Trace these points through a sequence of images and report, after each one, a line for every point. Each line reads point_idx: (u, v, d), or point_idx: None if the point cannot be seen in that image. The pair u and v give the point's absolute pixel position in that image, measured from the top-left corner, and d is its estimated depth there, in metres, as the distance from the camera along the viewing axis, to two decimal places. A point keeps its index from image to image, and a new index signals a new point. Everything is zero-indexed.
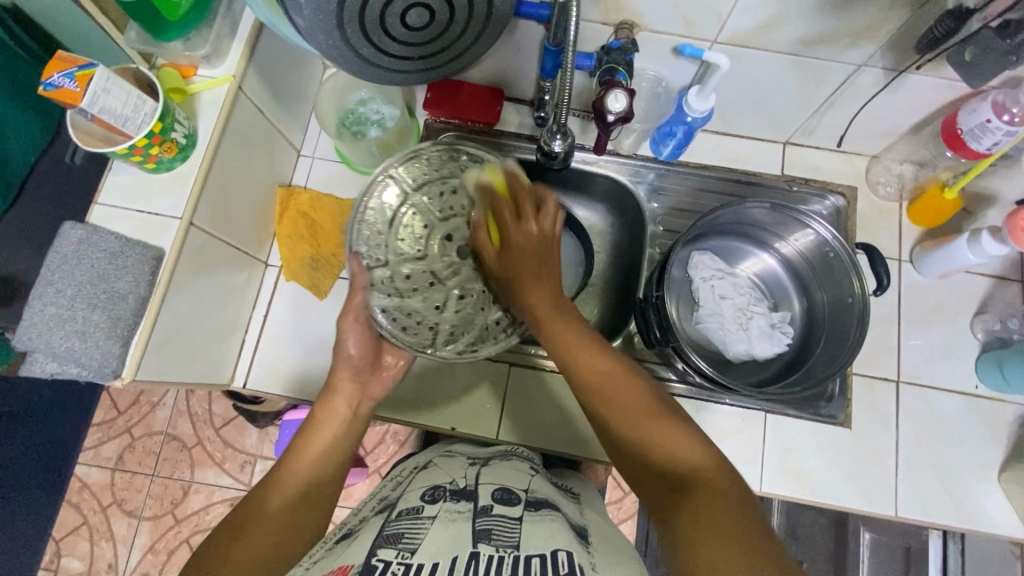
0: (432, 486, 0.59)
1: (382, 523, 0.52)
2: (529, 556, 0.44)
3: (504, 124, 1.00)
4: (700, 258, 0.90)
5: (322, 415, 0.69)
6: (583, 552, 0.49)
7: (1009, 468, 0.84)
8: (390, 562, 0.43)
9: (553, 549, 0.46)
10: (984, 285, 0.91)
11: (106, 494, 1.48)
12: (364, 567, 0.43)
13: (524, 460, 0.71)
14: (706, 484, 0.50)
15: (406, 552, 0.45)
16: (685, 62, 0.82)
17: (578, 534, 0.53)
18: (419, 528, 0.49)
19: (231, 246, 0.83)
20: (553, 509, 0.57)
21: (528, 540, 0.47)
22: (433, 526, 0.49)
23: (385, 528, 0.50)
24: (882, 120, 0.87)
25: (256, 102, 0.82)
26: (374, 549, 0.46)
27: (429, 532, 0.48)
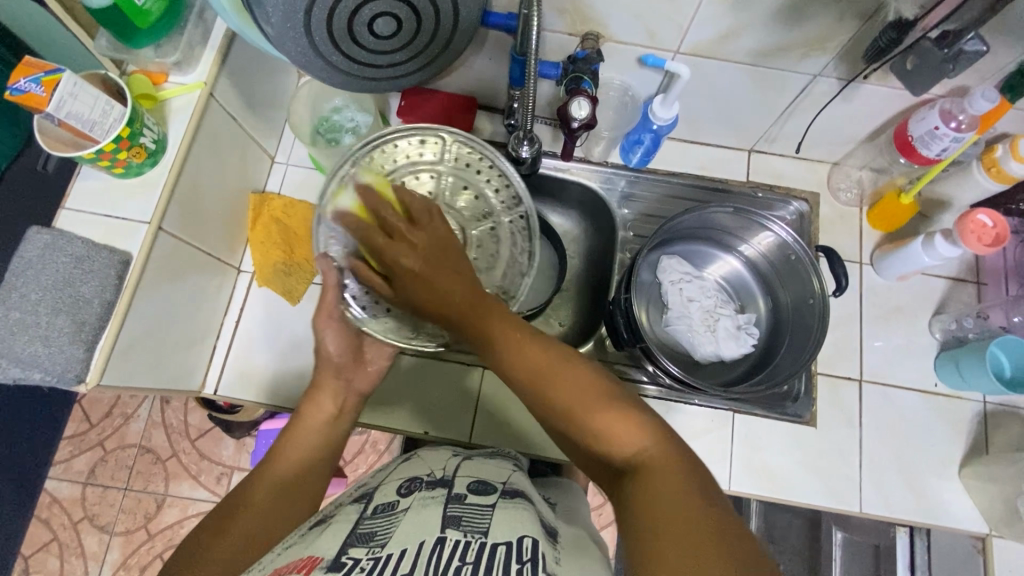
0: (410, 478, 0.59)
1: (355, 518, 0.51)
2: (496, 543, 0.44)
3: (477, 132, 1.02)
4: (669, 262, 0.92)
5: (305, 416, 0.70)
6: (551, 546, 0.49)
7: (968, 463, 0.86)
8: (360, 558, 0.42)
9: (519, 536, 0.46)
10: (941, 286, 0.94)
11: (77, 509, 1.44)
12: (332, 563, 0.42)
13: (505, 458, 0.71)
14: (654, 471, 0.49)
15: (377, 548, 0.44)
16: (649, 72, 0.85)
17: (548, 529, 0.53)
18: (391, 523, 0.49)
19: (202, 252, 0.83)
20: (526, 500, 0.57)
21: (498, 528, 0.47)
22: (405, 518, 0.49)
23: (358, 524, 0.50)
24: (839, 129, 0.91)
25: (228, 108, 0.83)
26: (345, 546, 0.45)
27: (400, 523, 0.48)
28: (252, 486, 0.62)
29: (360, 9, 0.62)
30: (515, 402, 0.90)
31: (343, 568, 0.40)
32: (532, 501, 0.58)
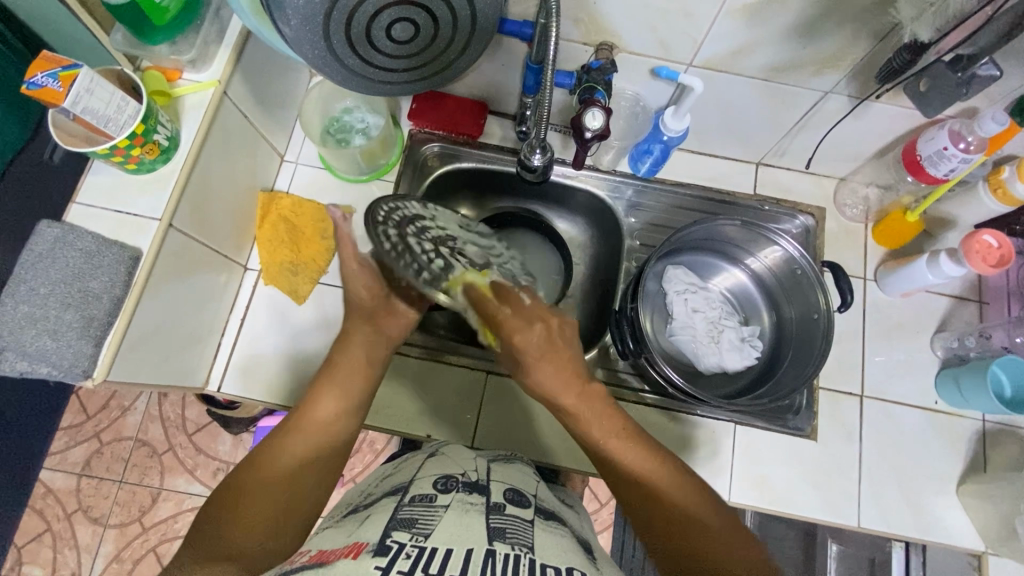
0: (445, 475, 0.60)
1: (395, 506, 0.53)
2: (544, 564, 0.47)
3: (487, 137, 1.02)
4: (675, 272, 0.93)
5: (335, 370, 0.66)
6: (595, 570, 0.52)
7: (966, 481, 0.87)
8: (404, 543, 0.45)
9: (567, 567, 0.48)
10: (943, 305, 0.95)
11: (71, 500, 1.44)
12: (378, 547, 0.45)
13: (522, 463, 0.72)
14: None
15: (419, 535, 0.47)
16: (662, 84, 0.85)
17: (581, 546, 0.56)
18: (432, 515, 0.51)
19: (210, 249, 0.83)
20: (559, 521, 0.59)
21: (541, 550, 0.50)
22: (446, 515, 0.51)
23: (398, 511, 0.52)
24: (848, 145, 0.91)
25: (241, 106, 0.83)
26: (388, 529, 0.48)
27: (442, 519, 0.50)
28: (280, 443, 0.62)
29: (378, 13, 0.63)
30: (517, 407, 0.90)
31: (390, 552, 0.43)
32: (566, 524, 0.60)
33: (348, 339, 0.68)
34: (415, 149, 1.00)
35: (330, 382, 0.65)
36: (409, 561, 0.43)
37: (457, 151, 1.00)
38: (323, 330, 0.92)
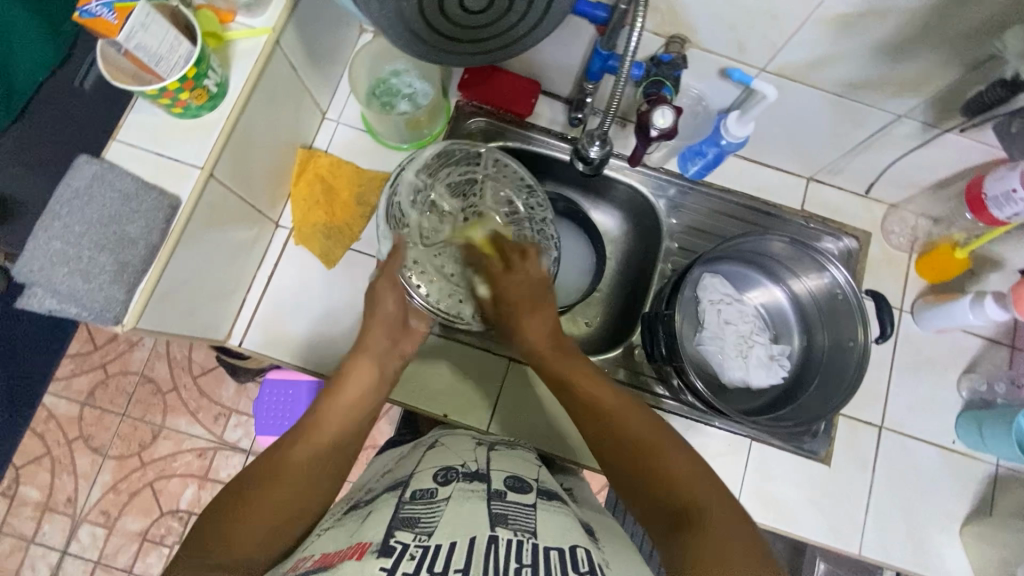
0: (445, 466, 0.60)
1: (396, 502, 0.54)
2: (547, 548, 0.47)
3: (535, 118, 0.99)
4: (711, 281, 0.91)
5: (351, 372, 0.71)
6: (598, 548, 0.51)
7: (971, 522, 0.88)
8: (408, 544, 0.45)
9: (570, 545, 0.48)
10: (975, 345, 0.94)
11: (73, 428, 1.45)
12: (382, 547, 0.45)
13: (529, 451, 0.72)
14: (706, 520, 0.53)
15: (423, 535, 0.47)
16: (729, 85, 0.81)
17: (585, 528, 0.56)
18: (434, 511, 0.51)
19: (246, 202, 0.81)
20: (562, 503, 0.59)
21: (544, 532, 0.50)
22: (447, 508, 0.51)
23: (399, 508, 0.52)
24: (908, 172, 0.89)
25: (291, 58, 0.79)
26: (391, 530, 0.48)
27: (444, 513, 0.50)
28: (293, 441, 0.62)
29: None
30: (536, 396, 0.90)
31: (394, 555, 0.44)
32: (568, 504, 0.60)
33: (365, 342, 0.74)
34: (460, 122, 0.96)
35: (342, 387, 0.69)
36: (413, 563, 0.43)
37: (503, 129, 0.97)
38: (350, 297, 0.91)
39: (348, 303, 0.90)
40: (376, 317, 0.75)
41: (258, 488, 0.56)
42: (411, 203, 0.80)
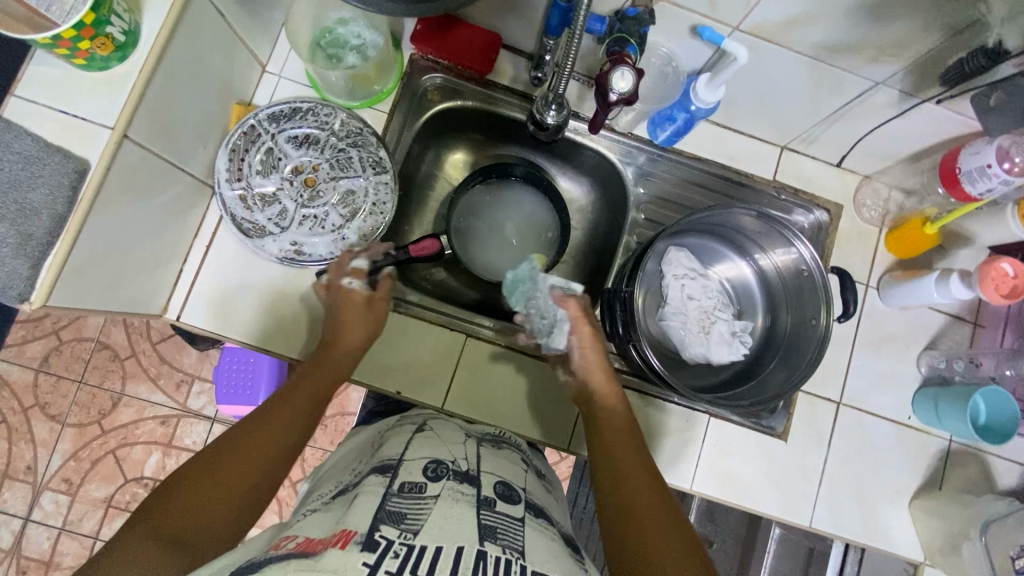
0: (435, 459, 0.58)
1: (383, 493, 0.50)
2: (535, 572, 0.44)
3: (497, 75, 0.92)
4: (676, 255, 0.88)
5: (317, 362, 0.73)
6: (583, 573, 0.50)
7: (921, 496, 0.89)
8: (392, 541, 0.43)
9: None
10: (939, 322, 0.93)
11: (29, 395, 1.41)
12: (366, 540, 0.43)
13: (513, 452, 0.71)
14: None
15: (408, 533, 0.45)
16: (700, 44, 0.75)
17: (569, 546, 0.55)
18: (422, 508, 0.48)
19: (172, 165, 0.74)
20: (547, 520, 0.57)
21: (534, 551, 0.48)
22: (435, 506, 0.49)
23: (386, 500, 0.49)
24: (883, 143, 0.85)
25: (217, 4, 0.71)
26: (376, 522, 0.45)
27: (431, 513, 0.48)
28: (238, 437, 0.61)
29: None
30: (495, 371, 0.87)
31: (378, 551, 0.42)
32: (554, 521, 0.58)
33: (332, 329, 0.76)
34: (414, 79, 0.90)
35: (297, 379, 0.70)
36: (397, 562, 0.41)
37: (461, 87, 0.91)
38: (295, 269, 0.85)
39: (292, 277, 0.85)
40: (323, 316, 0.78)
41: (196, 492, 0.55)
42: (299, 168, 0.84)
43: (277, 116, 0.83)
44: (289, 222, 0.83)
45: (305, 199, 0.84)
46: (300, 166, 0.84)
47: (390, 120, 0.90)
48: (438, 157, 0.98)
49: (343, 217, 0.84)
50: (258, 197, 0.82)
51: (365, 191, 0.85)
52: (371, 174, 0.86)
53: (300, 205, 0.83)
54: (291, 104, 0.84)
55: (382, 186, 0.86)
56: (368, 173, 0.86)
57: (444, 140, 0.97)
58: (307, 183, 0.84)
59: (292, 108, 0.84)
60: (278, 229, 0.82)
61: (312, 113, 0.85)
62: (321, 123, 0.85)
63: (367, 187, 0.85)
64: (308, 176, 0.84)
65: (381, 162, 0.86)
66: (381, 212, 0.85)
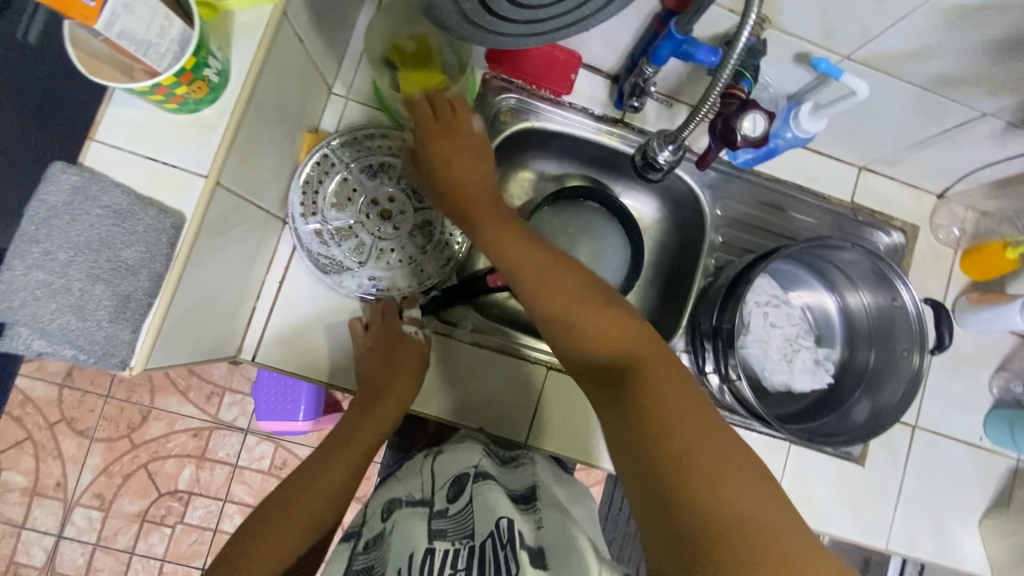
0: (391, 500, 0.72)
1: (349, 557, 0.66)
2: (479, 539, 0.59)
3: (573, 95, 0.88)
4: (759, 281, 0.87)
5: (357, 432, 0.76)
6: (535, 510, 0.65)
7: (990, 515, 0.91)
8: None
9: (497, 520, 0.60)
10: (1010, 343, 0.93)
11: (53, 411, 1.36)
12: None
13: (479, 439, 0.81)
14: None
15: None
16: (803, 72, 0.72)
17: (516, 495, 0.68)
18: (381, 554, 0.63)
19: (249, 203, 0.69)
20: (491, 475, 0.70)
21: (474, 522, 0.61)
22: (389, 545, 0.64)
23: (351, 564, 0.65)
24: (971, 168, 0.83)
25: (298, 29, 0.65)
26: None
27: (391, 549, 0.62)
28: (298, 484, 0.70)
29: None
30: (578, 405, 0.86)
31: None
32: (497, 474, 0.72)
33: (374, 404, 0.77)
34: (488, 100, 0.85)
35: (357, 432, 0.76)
36: None
37: (536, 107, 0.86)
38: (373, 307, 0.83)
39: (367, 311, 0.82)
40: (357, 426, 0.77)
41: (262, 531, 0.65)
42: (376, 198, 0.80)
43: (350, 143, 0.80)
44: (368, 257, 0.80)
45: (382, 231, 0.80)
46: (376, 196, 0.81)
47: None
48: (505, 178, 0.94)
49: (421, 249, 0.81)
50: (334, 231, 0.78)
51: (441, 221, 0.82)
52: None
53: (377, 238, 0.80)
54: (366, 130, 0.80)
55: None
56: None
57: (511, 160, 0.93)
58: (384, 215, 0.81)
59: (367, 135, 0.81)
60: (356, 265, 0.79)
61: (387, 139, 0.81)
62: (397, 149, 0.81)
63: (446, 217, 0.82)
64: (384, 207, 0.81)
65: None
66: (460, 242, 0.83)
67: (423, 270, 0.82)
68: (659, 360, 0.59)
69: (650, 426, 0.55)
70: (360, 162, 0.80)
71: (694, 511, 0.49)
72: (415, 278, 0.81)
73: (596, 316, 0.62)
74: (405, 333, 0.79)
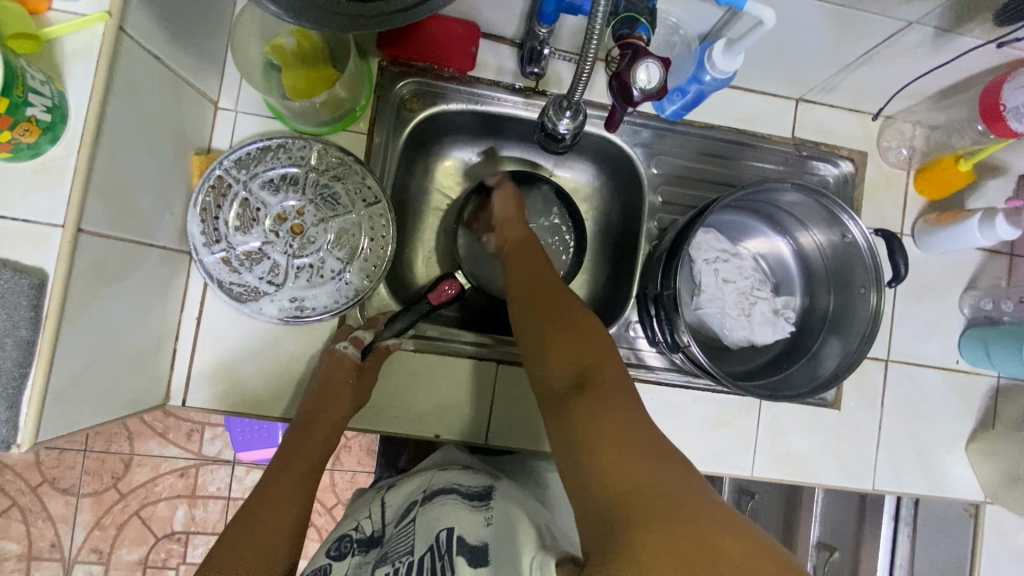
0: (338, 537, 0.69)
1: None
2: (418, 558, 0.57)
3: (479, 69, 0.82)
4: (704, 237, 0.83)
5: (299, 435, 0.73)
6: (483, 507, 0.61)
7: (977, 439, 0.88)
8: None
9: (438, 534, 0.58)
10: (976, 260, 0.89)
11: (34, 473, 1.31)
12: None
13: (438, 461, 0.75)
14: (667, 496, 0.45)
15: None
16: (711, 8, 0.67)
17: (467, 498, 0.63)
18: None
19: (138, 243, 0.64)
20: (444, 486, 0.66)
21: (416, 545, 0.59)
22: None
23: None
24: (910, 82, 0.78)
25: (148, 45, 0.59)
26: None
27: None
28: (245, 506, 0.68)
29: None
30: (535, 395, 0.82)
31: None
32: (451, 478, 0.68)
33: (313, 417, 0.73)
34: (388, 90, 0.80)
35: (298, 442, 0.73)
36: None
37: (442, 88, 0.81)
38: (303, 330, 0.78)
39: (298, 336, 0.78)
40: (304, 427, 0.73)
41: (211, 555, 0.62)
42: (283, 214, 0.75)
43: (244, 160, 0.74)
44: (286, 279, 0.75)
45: (296, 248, 0.75)
46: (283, 213, 0.75)
47: (371, 141, 0.80)
48: (426, 169, 0.89)
49: (340, 261, 0.76)
50: (244, 256, 0.73)
51: (358, 226, 0.77)
52: (362, 206, 0.77)
53: (292, 256, 0.75)
54: (259, 143, 0.74)
55: (378, 217, 0.77)
56: (358, 206, 0.77)
57: (429, 149, 0.87)
58: (295, 230, 0.76)
59: (262, 148, 0.75)
60: (272, 288, 0.74)
61: (285, 150, 0.75)
62: (296, 157, 0.76)
63: (362, 222, 0.77)
64: (292, 222, 0.75)
65: (371, 190, 0.77)
66: (382, 246, 0.77)
67: (346, 281, 0.76)
68: (580, 313, 0.63)
69: (564, 356, 0.59)
70: (258, 177, 0.74)
71: (594, 417, 0.52)
72: (339, 293, 0.76)
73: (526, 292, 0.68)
74: (336, 350, 0.75)
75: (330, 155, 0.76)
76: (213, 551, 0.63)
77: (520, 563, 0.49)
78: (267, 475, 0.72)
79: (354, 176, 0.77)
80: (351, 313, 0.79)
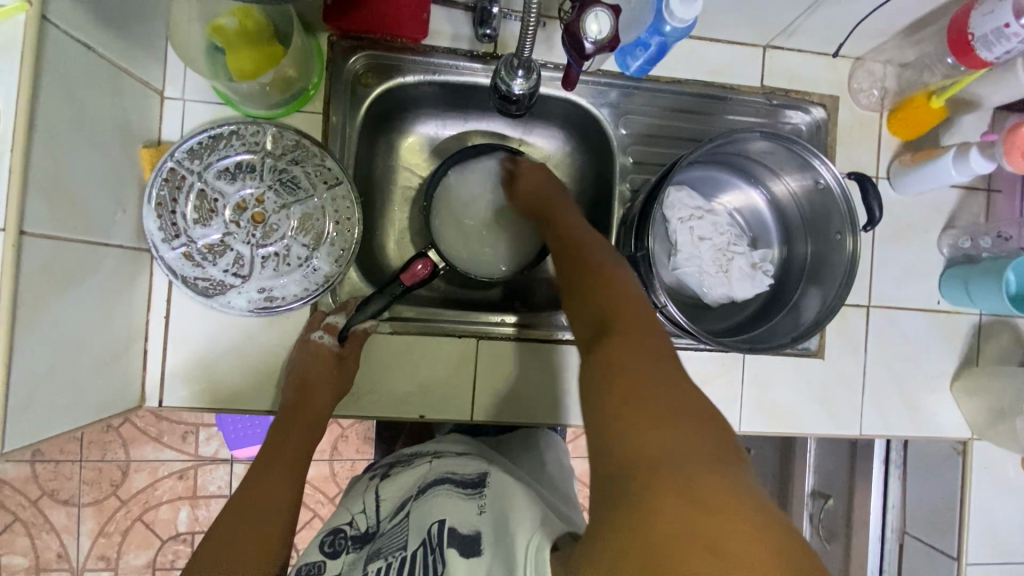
0: (331, 529, 0.68)
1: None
2: (412, 554, 0.58)
3: (434, 38, 0.79)
4: (677, 196, 0.81)
5: (286, 427, 0.73)
6: (478, 496, 0.62)
7: (961, 376, 0.88)
8: None
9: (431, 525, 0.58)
10: (953, 198, 0.89)
11: (32, 488, 1.30)
12: None
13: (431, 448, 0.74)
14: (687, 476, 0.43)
15: None
16: None
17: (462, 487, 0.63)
18: None
19: (89, 242, 0.62)
20: (440, 477, 0.66)
21: (409, 540, 0.60)
22: None
23: None
24: (878, 17, 0.76)
25: (74, 32, 0.56)
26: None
27: None
28: (238, 495, 0.69)
29: None
30: (520, 368, 0.81)
31: None
32: (447, 473, 0.66)
33: (296, 408, 0.73)
34: (340, 66, 0.77)
35: (285, 432, 0.73)
36: None
37: (396, 60, 0.78)
38: (275, 321, 0.77)
39: (269, 328, 0.77)
40: (291, 419, 0.73)
41: (209, 544, 0.64)
42: (242, 203, 0.73)
43: (195, 149, 0.71)
44: (250, 270, 0.73)
45: (259, 237, 0.73)
46: (242, 202, 0.73)
47: (327, 121, 0.78)
48: (391, 147, 0.86)
49: (307, 247, 0.75)
50: (205, 249, 0.72)
51: (322, 210, 0.75)
52: (325, 189, 0.75)
53: (255, 246, 0.73)
54: (209, 132, 0.72)
55: (341, 199, 0.75)
56: (321, 189, 0.75)
57: (391, 127, 0.85)
58: (255, 219, 0.73)
59: (213, 136, 0.72)
60: (239, 280, 0.73)
61: (237, 136, 0.73)
62: (252, 143, 0.73)
63: (325, 205, 0.75)
64: (251, 210, 0.73)
65: (331, 172, 0.75)
66: (348, 228, 0.75)
67: (315, 268, 0.75)
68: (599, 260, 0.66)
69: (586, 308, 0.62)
70: (211, 166, 0.72)
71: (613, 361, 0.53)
72: (310, 278, 0.74)
73: (614, 290, 0.61)
74: (312, 342, 0.74)
75: (285, 138, 0.74)
76: (210, 539, 0.65)
77: (510, 556, 0.49)
78: (257, 463, 0.72)
79: (315, 156, 0.74)
80: (323, 298, 0.78)
